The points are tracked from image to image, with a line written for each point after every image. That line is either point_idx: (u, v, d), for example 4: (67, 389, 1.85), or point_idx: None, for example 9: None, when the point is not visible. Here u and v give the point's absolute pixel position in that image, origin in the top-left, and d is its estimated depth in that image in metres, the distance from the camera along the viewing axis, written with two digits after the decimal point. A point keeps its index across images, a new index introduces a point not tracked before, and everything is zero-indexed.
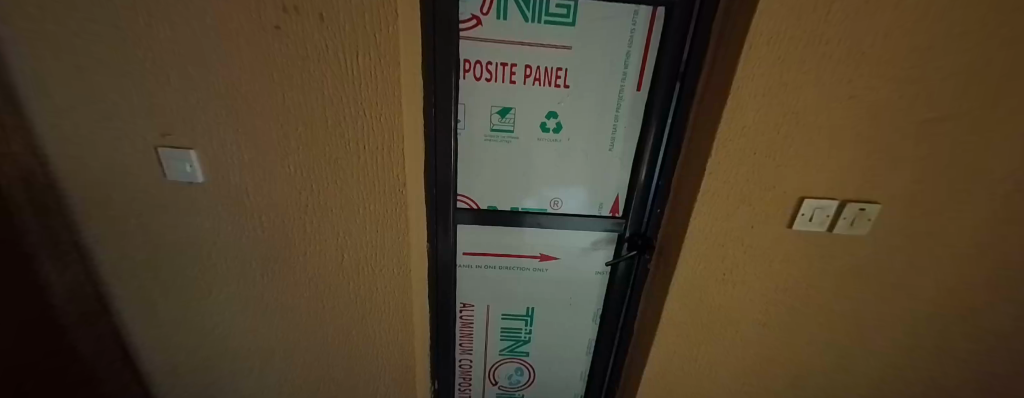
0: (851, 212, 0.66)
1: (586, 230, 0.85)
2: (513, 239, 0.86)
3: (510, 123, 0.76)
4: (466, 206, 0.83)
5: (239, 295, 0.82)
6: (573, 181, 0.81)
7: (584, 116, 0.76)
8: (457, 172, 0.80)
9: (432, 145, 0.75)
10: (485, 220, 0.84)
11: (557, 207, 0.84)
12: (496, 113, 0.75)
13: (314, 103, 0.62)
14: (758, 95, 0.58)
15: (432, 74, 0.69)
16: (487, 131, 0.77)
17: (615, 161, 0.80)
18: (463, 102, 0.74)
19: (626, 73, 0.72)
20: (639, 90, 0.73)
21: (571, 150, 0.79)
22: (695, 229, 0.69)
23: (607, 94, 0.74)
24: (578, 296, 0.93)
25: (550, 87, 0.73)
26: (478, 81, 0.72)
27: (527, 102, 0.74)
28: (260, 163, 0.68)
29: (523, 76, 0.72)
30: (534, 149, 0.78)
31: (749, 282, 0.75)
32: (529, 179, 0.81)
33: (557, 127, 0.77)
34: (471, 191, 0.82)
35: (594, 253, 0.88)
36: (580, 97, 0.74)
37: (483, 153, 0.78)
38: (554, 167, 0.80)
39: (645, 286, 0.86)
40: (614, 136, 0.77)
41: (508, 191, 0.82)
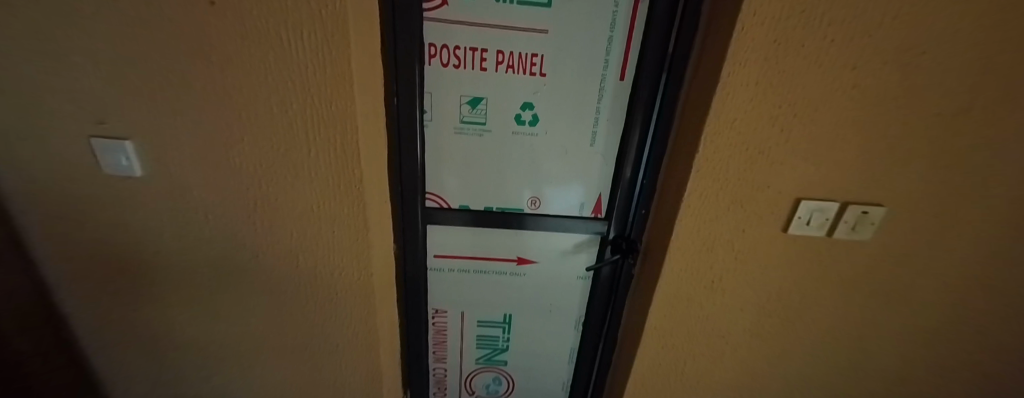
0: (852, 215, 0.60)
1: (567, 232, 0.79)
2: (487, 242, 0.80)
3: (482, 115, 0.70)
4: (435, 205, 0.77)
5: (191, 298, 0.76)
6: (551, 179, 0.75)
7: (563, 107, 0.70)
8: (426, 168, 0.73)
9: (396, 137, 0.69)
10: (457, 221, 0.78)
11: (536, 207, 0.78)
12: (467, 103, 0.69)
13: (258, 87, 0.56)
14: (750, 83, 0.52)
15: (393, 57, 0.63)
16: (457, 123, 0.70)
17: (597, 158, 0.74)
18: (430, 91, 0.68)
19: (608, 61, 0.66)
20: (622, 80, 0.67)
21: (549, 145, 0.72)
22: (681, 232, 0.63)
23: (587, 84, 0.68)
24: (559, 302, 0.87)
25: (524, 75, 0.67)
26: (445, 67, 0.66)
27: (499, 91, 0.68)
28: (204, 155, 0.62)
29: (496, 63, 0.66)
30: (509, 144, 0.72)
31: (740, 291, 0.69)
32: (503, 176, 0.75)
33: (533, 120, 0.70)
34: (441, 188, 0.76)
35: (575, 257, 0.81)
36: (558, 87, 0.68)
37: (454, 147, 0.72)
38: (531, 163, 0.74)
39: (629, 294, 0.80)
40: (595, 130, 0.71)
41: (482, 189, 0.76)
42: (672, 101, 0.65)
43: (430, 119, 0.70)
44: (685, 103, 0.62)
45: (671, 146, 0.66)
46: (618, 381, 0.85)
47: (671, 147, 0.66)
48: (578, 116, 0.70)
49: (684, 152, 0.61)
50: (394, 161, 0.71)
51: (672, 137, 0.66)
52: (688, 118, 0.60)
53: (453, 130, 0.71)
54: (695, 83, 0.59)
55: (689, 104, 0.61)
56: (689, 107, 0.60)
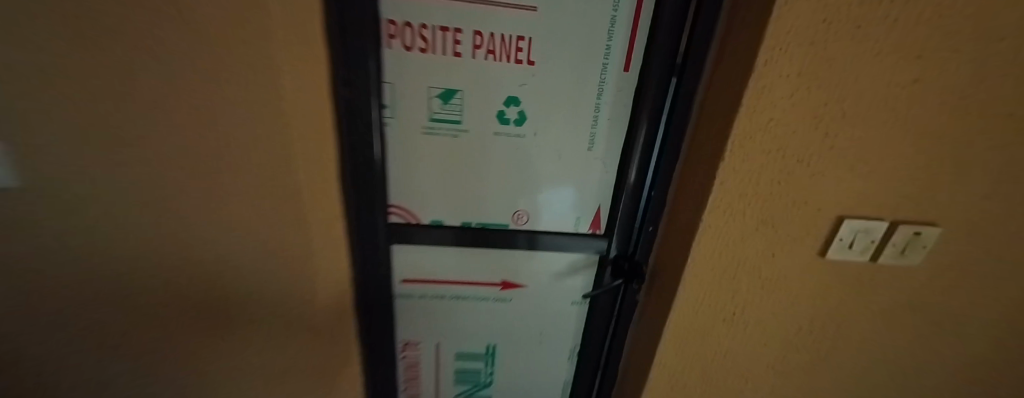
0: (903, 237, 0.50)
1: (561, 252, 0.66)
2: (466, 264, 0.68)
3: (457, 112, 0.57)
4: (401, 220, 0.64)
5: (76, 349, 0.57)
6: (541, 189, 0.63)
7: (555, 104, 0.58)
8: (390, 175, 0.61)
9: (347, 144, 0.53)
10: (429, 239, 0.64)
11: (523, 222, 0.65)
12: (438, 97, 0.56)
13: (149, 70, 0.41)
14: (792, 74, 0.41)
15: (340, 38, 0.45)
16: (427, 121, 0.58)
17: (596, 163, 0.62)
18: (390, 81, 0.54)
19: (611, 47, 0.54)
20: (626, 70, 0.56)
21: (539, 149, 0.60)
22: (699, 257, 0.52)
23: (585, 74, 0.56)
24: (550, 331, 0.75)
25: (509, 63, 0.54)
26: (409, 51, 0.52)
27: (479, 83, 0.55)
28: (83, 160, 0.46)
29: (473, 48, 0.53)
30: (491, 148, 0.60)
31: (765, 323, 0.58)
32: (484, 185, 0.63)
33: (520, 118, 0.58)
34: (409, 200, 0.63)
35: (570, 280, 0.69)
36: (550, 79, 0.56)
37: (424, 151, 0.60)
38: (517, 170, 0.62)
39: (632, 323, 0.69)
40: (594, 131, 0.60)
41: (459, 201, 0.64)
42: (689, 97, 0.52)
43: (392, 116, 0.57)
44: (704, 100, 0.51)
45: (684, 152, 0.55)
46: None
47: (685, 152, 0.55)
48: (574, 114, 0.59)
49: (705, 161, 0.49)
50: (345, 174, 0.55)
51: (687, 140, 0.55)
52: (709, 118, 0.49)
53: (421, 131, 0.58)
54: (717, 75, 0.48)
55: (709, 101, 0.49)
56: (710, 103, 0.49)
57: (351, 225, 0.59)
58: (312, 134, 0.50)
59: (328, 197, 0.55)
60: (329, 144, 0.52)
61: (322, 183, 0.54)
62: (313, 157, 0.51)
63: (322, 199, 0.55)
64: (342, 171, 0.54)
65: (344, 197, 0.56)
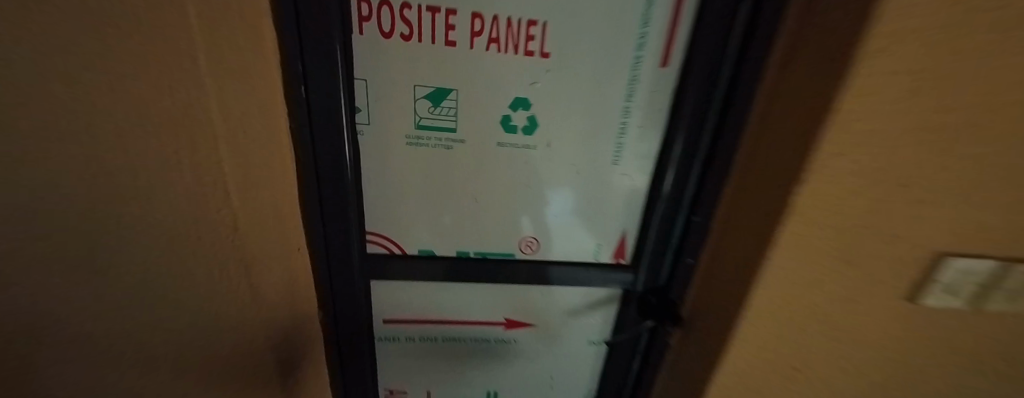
0: (1019, 278, 0.39)
1: (577, 286, 0.55)
2: (461, 302, 0.57)
3: (452, 117, 0.46)
4: (383, 251, 0.53)
5: None
6: (554, 210, 0.53)
7: (573, 108, 0.47)
8: (368, 194, 0.50)
9: (312, 155, 0.42)
10: (416, 273, 0.53)
11: (533, 249, 0.55)
12: (426, 98, 0.44)
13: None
14: (907, 75, 0.28)
15: (295, 18, 0.34)
16: (412, 129, 0.46)
17: (621, 180, 0.51)
18: (364, 78, 0.42)
19: (645, 35, 0.43)
20: (663, 65, 0.44)
21: (552, 163, 0.50)
22: (757, 305, 0.41)
23: (612, 71, 0.45)
24: (563, 373, 0.64)
25: (516, 55, 0.43)
26: (387, 39, 0.41)
27: (478, 80, 0.44)
28: None
29: (471, 36, 0.41)
30: (493, 161, 0.49)
31: (830, 377, 0.47)
32: (484, 206, 0.52)
33: (529, 124, 0.47)
34: (392, 224, 0.52)
35: (587, 318, 0.58)
36: (568, 75, 0.45)
37: (410, 167, 0.49)
38: (525, 188, 0.51)
39: (663, 374, 0.56)
40: (620, 141, 0.49)
41: (454, 224, 0.53)
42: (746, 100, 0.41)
43: (367, 122, 0.45)
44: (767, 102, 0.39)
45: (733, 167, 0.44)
46: None
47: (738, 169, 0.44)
48: (595, 120, 0.48)
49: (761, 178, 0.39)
50: (311, 191, 0.45)
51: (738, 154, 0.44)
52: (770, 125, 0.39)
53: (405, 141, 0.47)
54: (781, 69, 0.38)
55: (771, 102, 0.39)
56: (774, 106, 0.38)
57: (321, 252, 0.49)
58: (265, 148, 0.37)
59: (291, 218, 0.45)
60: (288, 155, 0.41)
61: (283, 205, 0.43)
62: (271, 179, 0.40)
63: (283, 225, 0.44)
64: (308, 187, 0.44)
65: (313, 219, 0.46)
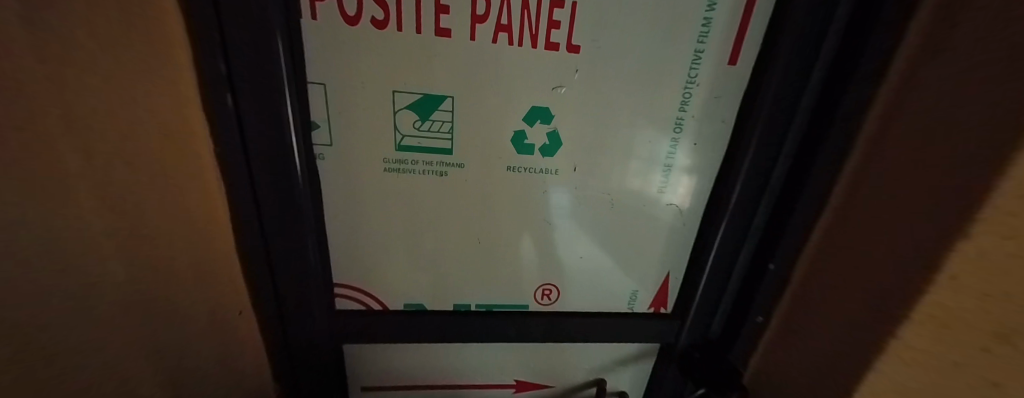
0: None
1: (605, 340, 0.47)
2: (463, 362, 0.49)
3: (448, 134, 0.35)
4: (359, 307, 0.43)
5: None
6: (579, 248, 0.43)
7: (607, 121, 0.36)
8: (342, 233, 0.40)
9: (255, 184, 0.33)
10: (407, 333, 0.44)
11: (551, 293, 0.45)
12: (412, 111, 0.34)
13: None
14: None
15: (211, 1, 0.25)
16: (397, 150, 0.36)
17: (668, 212, 0.41)
18: (321, 82, 0.32)
19: (711, 24, 0.31)
20: (732, 63, 0.33)
21: (577, 194, 0.40)
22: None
23: (664, 72, 0.34)
24: None
25: (531, 48, 0.32)
26: (354, 25, 0.30)
27: (480, 85, 0.34)
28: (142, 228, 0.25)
29: (473, 22, 0.30)
30: (501, 190, 0.39)
31: None
32: (489, 246, 0.42)
33: (550, 144, 0.37)
34: (370, 268, 0.42)
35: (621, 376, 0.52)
36: (604, 76, 0.34)
37: (395, 198, 0.39)
38: (542, 225, 0.41)
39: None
40: (669, 165, 0.38)
41: (453, 265, 0.43)
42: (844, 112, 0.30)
43: (329, 143, 0.35)
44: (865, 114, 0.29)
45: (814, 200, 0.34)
46: None
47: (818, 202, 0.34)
48: (640, 136, 0.37)
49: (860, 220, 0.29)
50: (253, 227, 0.35)
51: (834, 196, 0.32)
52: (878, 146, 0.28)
53: (383, 167, 0.37)
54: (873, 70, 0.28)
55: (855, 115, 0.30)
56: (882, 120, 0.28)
57: (279, 305, 0.40)
58: (178, 174, 0.28)
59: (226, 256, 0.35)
60: (216, 180, 0.32)
61: (212, 247, 0.33)
62: (187, 216, 0.30)
63: (214, 272, 0.34)
64: (248, 222, 0.35)
65: (259, 260, 0.37)
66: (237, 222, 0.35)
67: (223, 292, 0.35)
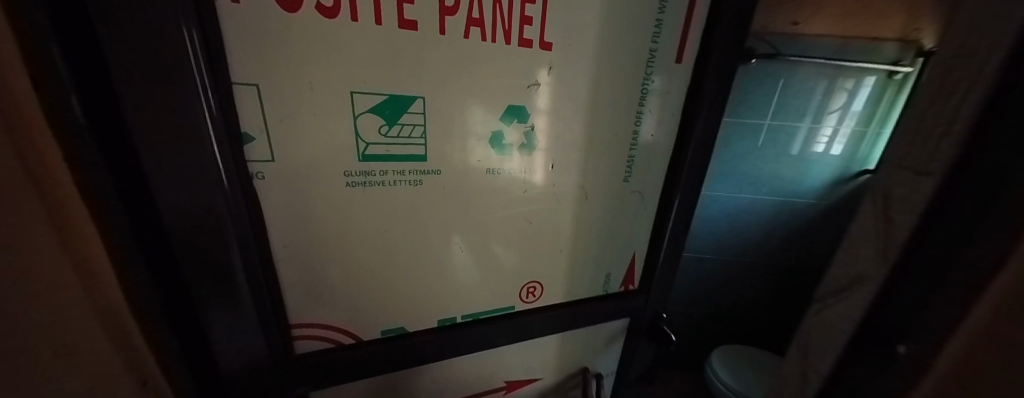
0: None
1: (587, 321, 0.53)
2: (456, 380, 0.50)
3: (421, 141, 0.36)
4: (327, 346, 0.40)
5: None
6: (559, 242, 0.49)
7: (577, 117, 0.42)
8: (310, 262, 0.36)
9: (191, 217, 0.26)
10: (393, 363, 0.42)
11: (537, 288, 0.50)
12: (383, 119, 0.33)
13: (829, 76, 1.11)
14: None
15: None
16: (364, 163, 0.35)
17: (632, 196, 0.50)
18: (254, 82, 0.27)
19: (660, 31, 0.40)
20: (678, 62, 0.43)
21: (554, 187, 0.45)
22: None
23: (626, 71, 0.41)
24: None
25: (507, 44, 0.35)
26: (294, 11, 0.27)
27: (454, 83, 0.35)
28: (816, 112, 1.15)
29: (443, 13, 0.32)
30: (487, 198, 0.42)
31: None
32: (474, 250, 0.44)
33: (531, 143, 0.42)
34: (344, 290, 0.39)
35: (600, 358, 0.59)
36: (576, 80, 0.40)
37: (376, 213, 0.37)
38: (525, 221, 0.46)
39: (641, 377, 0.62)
40: (631, 154, 0.47)
41: (440, 274, 0.44)
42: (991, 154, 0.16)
43: (269, 158, 0.31)
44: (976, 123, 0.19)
45: (888, 272, 0.21)
46: None
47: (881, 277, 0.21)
48: (601, 129, 0.44)
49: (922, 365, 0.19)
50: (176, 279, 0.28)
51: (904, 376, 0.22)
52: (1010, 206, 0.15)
53: (344, 181, 0.34)
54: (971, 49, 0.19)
55: (1004, 142, 0.15)
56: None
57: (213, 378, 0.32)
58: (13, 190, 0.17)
59: (122, 340, 0.24)
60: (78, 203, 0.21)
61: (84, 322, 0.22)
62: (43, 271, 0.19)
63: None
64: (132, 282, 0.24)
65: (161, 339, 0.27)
66: (128, 281, 0.25)
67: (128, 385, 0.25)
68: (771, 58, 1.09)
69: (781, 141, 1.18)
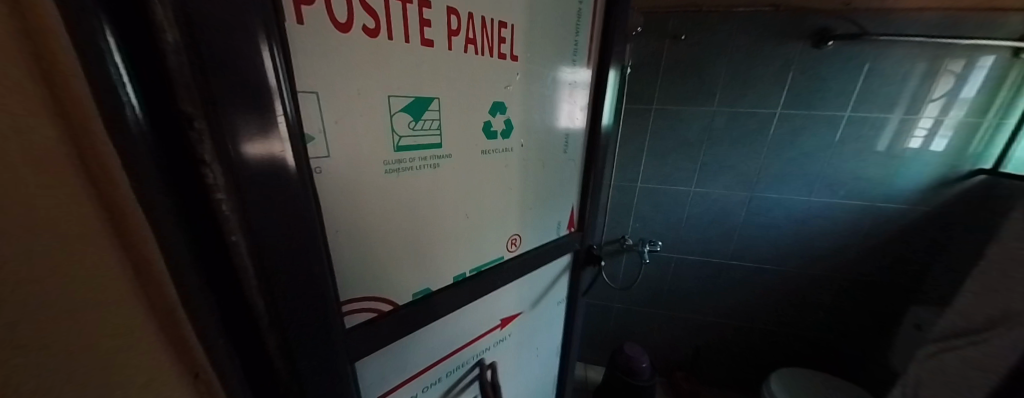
0: None
1: (544, 239, 0.92)
2: (468, 322, 0.79)
3: (437, 135, 0.58)
4: (372, 315, 0.58)
5: None
6: (519, 200, 0.80)
7: (528, 111, 0.73)
8: (358, 229, 0.52)
9: (236, 197, 0.34)
10: (426, 314, 0.65)
11: (517, 243, 0.83)
12: (409, 116, 0.53)
13: (871, 57, 1.57)
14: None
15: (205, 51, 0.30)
16: (394, 155, 0.53)
17: (566, 163, 0.90)
18: (313, 91, 0.42)
19: (577, 54, 0.80)
20: (587, 67, 0.85)
21: (512, 167, 0.74)
22: None
23: (560, 80, 0.78)
24: (541, 343, 1.10)
25: (492, 55, 0.62)
26: (344, 30, 0.44)
27: (452, 94, 0.58)
28: (925, 77, 1.55)
29: (453, 33, 0.55)
30: (475, 178, 0.67)
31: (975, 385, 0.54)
32: (473, 211, 0.69)
33: (506, 131, 0.70)
34: (383, 242, 0.56)
35: (549, 312, 1.07)
36: (526, 91, 0.72)
37: (408, 186, 0.57)
38: (501, 185, 0.73)
39: (573, 282, 1.12)
40: (569, 134, 0.87)
41: (451, 230, 0.67)
42: None
43: (325, 154, 0.45)
44: None
45: None
46: (570, 336, 1.21)
47: None
48: (541, 122, 0.78)
49: None
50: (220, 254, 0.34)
51: None
52: None
53: (383, 168, 0.53)
54: None
55: None
56: None
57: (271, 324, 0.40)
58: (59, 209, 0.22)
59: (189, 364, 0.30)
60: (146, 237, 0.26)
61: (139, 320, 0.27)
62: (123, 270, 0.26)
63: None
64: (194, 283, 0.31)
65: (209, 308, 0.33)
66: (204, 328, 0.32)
67: (178, 374, 0.30)
68: (851, 40, 1.56)
69: (866, 131, 1.68)
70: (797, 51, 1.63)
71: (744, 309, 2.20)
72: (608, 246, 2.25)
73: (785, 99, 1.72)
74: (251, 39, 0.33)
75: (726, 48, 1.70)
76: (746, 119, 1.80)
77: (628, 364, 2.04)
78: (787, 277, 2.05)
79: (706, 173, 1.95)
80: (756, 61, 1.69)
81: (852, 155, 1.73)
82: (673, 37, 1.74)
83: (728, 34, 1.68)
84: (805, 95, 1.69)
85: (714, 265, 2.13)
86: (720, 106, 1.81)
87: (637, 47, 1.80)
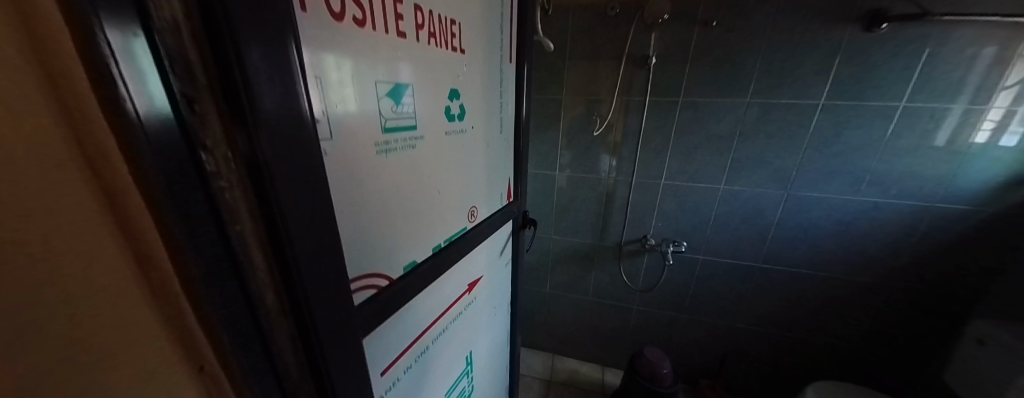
0: None
1: (496, 210, 1.07)
2: (447, 288, 0.87)
3: (410, 117, 0.63)
4: (373, 292, 0.60)
5: None
6: (475, 175, 0.91)
7: (472, 96, 0.83)
8: (359, 210, 0.55)
9: (240, 184, 0.36)
10: (418, 282, 0.71)
11: (475, 214, 0.94)
12: (388, 99, 0.57)
13: (934, 40, 1.41)
14: None
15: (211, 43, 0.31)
16: (381, 137, 0.57)
17: (501, 141, 1.04)
18: (318, 76, 0.44)
19: (501, 48, 0.95)
20: (511, 62, 1.01)
21: (465, 146, 0.84)
22: None
23: (491, 71, 0.92)
24: (496, 301, 1.25)
25: (446, 46, 0.71)
26: (338, 20, 0.47)
27: (422, 78, 0.66)
28: (997, 60, 1.37)
29: (419, 28, 0.62)
30: (440, 157, 0.75)
31: None
32: (441, 187, 0.76)
33: (458, 113, 0.79)
34: (378, 222, 0.59)
35: (500, 272, 1.23)
36: (473, 80, 0.83)
37: (394, 167, 0.61)
38: (459, 163, 0.82)
39: (517, 243, 1.29)
40: (501, 116, 1.01)
41: (428, 206, 0.73)
42: None
43: (329, 138, 0.47)
44: None
45: None
46: (518, 292, 1.41)
47: None
48: (484, 106, 0.90)
49: None
50: (226, 243, 0.35)
51: None
52: None
53: (375, 149, 0.56)
54: None
55: None
56: None
57: (288, 300, 0.43)
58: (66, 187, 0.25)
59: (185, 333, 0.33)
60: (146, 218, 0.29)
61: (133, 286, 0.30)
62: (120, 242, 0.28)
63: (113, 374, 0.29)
64: (199, 262, 0.33)
65: (214, 293, 0.35)
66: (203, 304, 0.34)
67: (181, 363, 0.34)
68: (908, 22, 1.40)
69: (923, 124, 1.52)
70: (846, 36, 1.49)
71: (778, 317, 2.06)
72: (630, 245, 2.20)
73: (829, 89, 1.58)
74: (261, 30, 0.34)
75: (761, 36, 1.60)
76: (783, 112, 1.68)
77: (651, 370, 1.98)
78: (829, 283, 1.89)
79: (738, 170, 1.85)
80: (796, 48, 1.57)
81: (906, 150, 1.57)
82: (703, 23, 1.66)
83: (762, 21, 1.58)
84: (852, 84, 1.55)
85: (744, 270, 2.02)
86: (753, 98, 1.70)
87: (663, 36, 1.73)
